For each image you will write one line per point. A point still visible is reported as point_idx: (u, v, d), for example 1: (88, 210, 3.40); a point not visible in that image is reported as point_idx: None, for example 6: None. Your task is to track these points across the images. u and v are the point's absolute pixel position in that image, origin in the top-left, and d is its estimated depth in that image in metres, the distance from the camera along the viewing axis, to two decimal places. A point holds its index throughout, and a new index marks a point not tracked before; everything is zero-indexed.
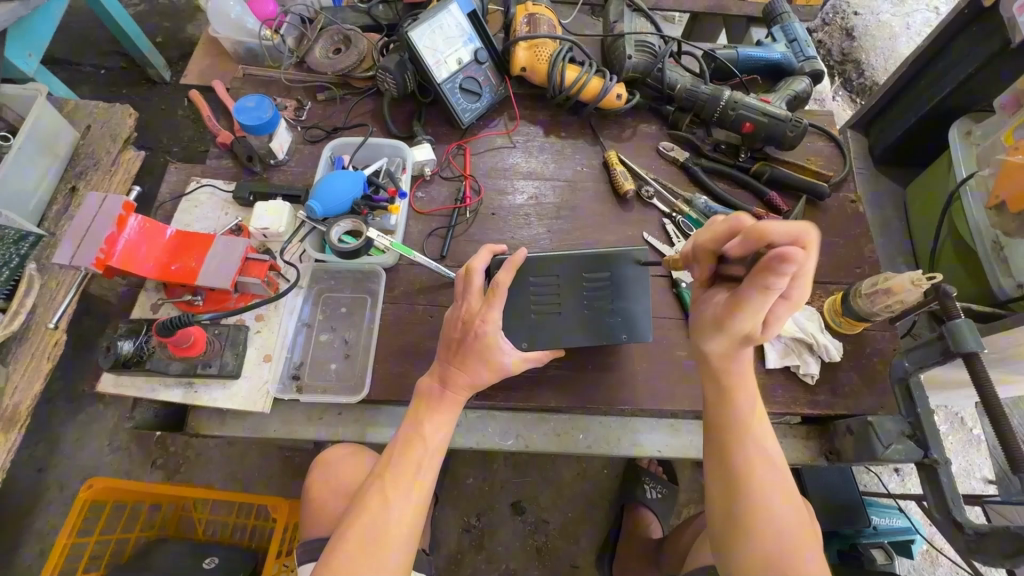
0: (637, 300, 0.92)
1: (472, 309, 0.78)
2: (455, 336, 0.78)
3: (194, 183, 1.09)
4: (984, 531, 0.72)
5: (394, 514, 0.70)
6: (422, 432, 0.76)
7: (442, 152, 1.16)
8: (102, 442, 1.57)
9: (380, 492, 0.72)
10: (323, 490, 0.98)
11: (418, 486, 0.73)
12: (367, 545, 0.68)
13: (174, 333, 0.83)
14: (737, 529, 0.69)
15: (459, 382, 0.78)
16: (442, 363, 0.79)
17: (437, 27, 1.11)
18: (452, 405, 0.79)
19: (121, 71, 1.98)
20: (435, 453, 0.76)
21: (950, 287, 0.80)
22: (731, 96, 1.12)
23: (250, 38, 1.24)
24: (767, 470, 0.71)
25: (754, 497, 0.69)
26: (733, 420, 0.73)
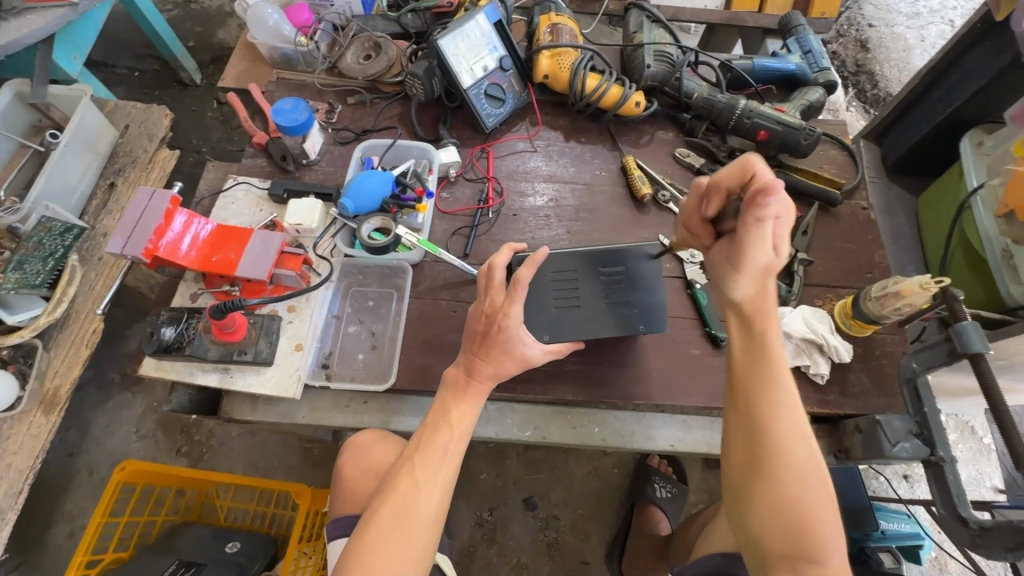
0: (650, 294, 0.97)
1: (497, 304, 0.82)
2: (482, 329, 0.83)
3: (231, 180, 1.15)
4: (988, 526, 0.74)
5: (422, 495, 0.75)
6: (450, 419, 0.80)
7: (467, 155, 1.21)
8: (130, 429, 1.63)
9: (409, 474, 0.76)
10: (354, 472, 1.00)
11: (445, 469, 0.77)
12: (397, 522, 0.72)
13: (228, 315, 0.89)
14: (760, 510, 0.68)
15: (485, 371, 0.82)
16: (468, 354, 0.83)
17: (464, 35, 1.16)
18: (479, 393, 0.82)
19: (154, 74, 2.06)
20: (462, 439, 0.80)
21: (958, 291, 0.83)
22: (746, 105, 1.16)
23: (285, 45, 1.30)
24: (796, 440, 0.68)
25: (786, 479, 0.67)
26: (768, 401, 0.70)
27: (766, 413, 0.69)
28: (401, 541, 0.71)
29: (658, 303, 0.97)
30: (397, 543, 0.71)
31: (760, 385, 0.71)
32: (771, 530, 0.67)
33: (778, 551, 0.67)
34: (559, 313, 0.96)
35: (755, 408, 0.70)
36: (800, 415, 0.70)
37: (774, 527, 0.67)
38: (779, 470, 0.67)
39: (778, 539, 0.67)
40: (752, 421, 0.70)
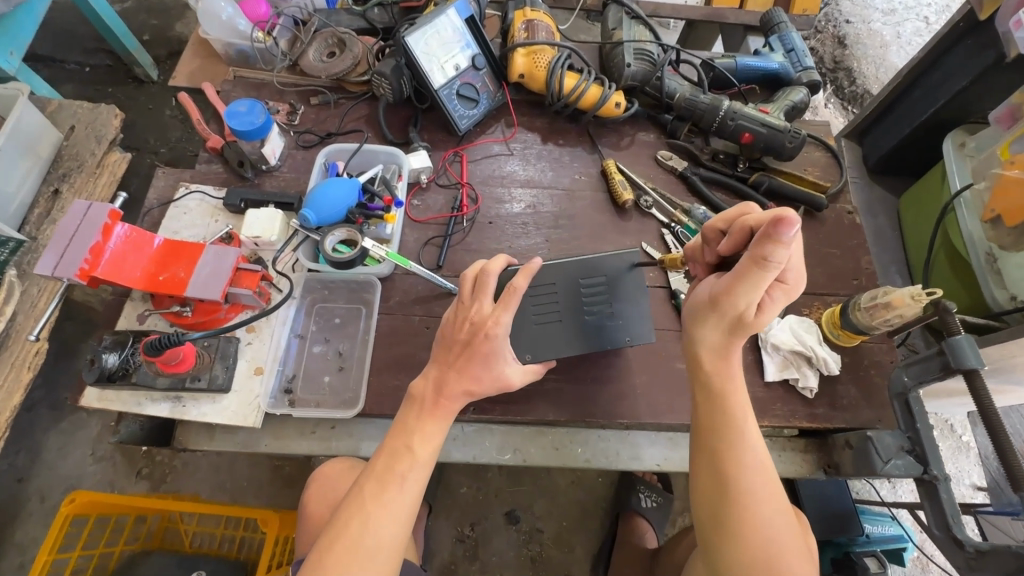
0: (636, 305, 0.93)
1: (483, 315, 0.75)
2: (462, 342, 0.76)
3: (183, 189, 1.06)
4: (983, 549, 0.72)
5: (376, 528, 0.68)
6: (411, 444, 0.73)
7: (439, 159, 1.14)
8: (85, 451, 1.53)
9: (361, 505, 0.70)
10: (318, 505, 0.96)
11: (404, 500, 0.71)
12: (348, 558, 0.66)
13: (166, 351, 0.80)
14: (727, 545, 0.67)
15: (455, 391, 0.75)
16: (441, 367, 0.76)
17: (434, 31, 1.09)
18: (445, 412, 0.75)
19: (106, 69, 1.93)
20: (425, 466, 0.73)
21: (950, 303, 0.80)
22: (730, 106, 1.11)
23: (241, 41, 1.21)
24: (757, 474, 0.69)
25: (750, 522, 0.67)
26: (727, 437, 0.71)
27: (722, 446, 0.70)
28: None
29: (642, 314, 0.93)
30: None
31: (716, 420, 0.72)
32: (734, 569, 0.66)
33: None
34: (539, 330, 0.90)
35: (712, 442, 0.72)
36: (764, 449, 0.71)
37: (740, 563, 0.66)
38: (737, 501, 0.68)
39: None
40: (718, 451, 0.70)
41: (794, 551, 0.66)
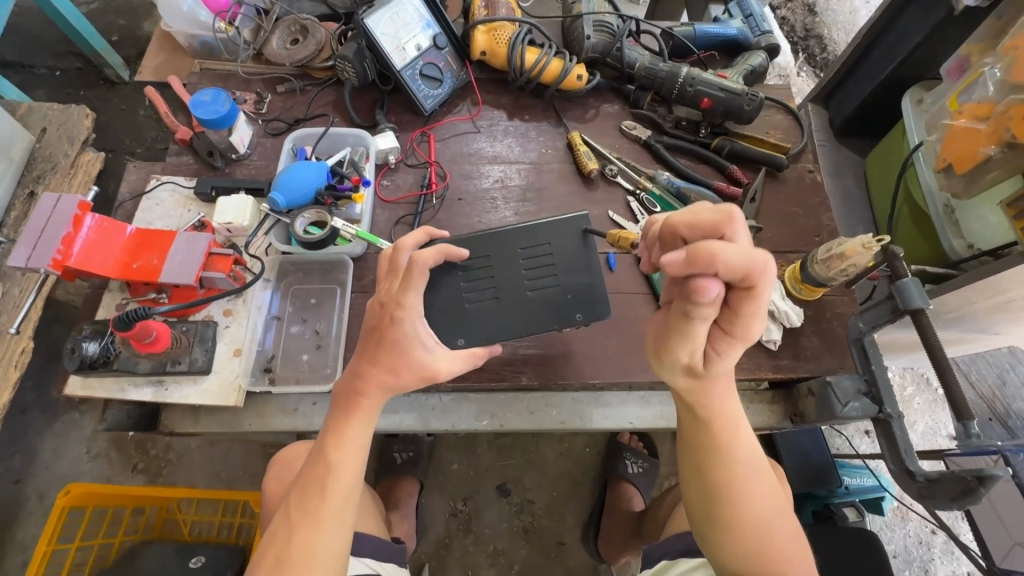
0: (595, 279, 0.92)
1: (394, 296, 0.71)
2: (373, 326, 0.72)
3: (154, 181, 1.07)
4: (932, 478, 0.75)
5: (305, 540, 0.70)
6: (328, 458, 0.73)
7: (406, 139, 1.16)
8: (81, 450, 1.55)
9: (288, 516, 0.72)
10: (276, 487, 0.97)
11: (329, 510, 0.71)
12: (284, 572, 0.68)
13: (133, 327, 0.79)
14: (722, 534, 0.73)
15: (370, 385, 0.72)
16: (361, 358, 0.73)
17: (393, 13, 1.10)
18: (360, 417, 0.73)
19: (78, 72, 1.93)
20: (348, 473, 0.73)
21: (898, 249, 0.83)
22: (689, 72, 1.13)
23: (203, 32, 1.22)
24: (747, 465, 0.73)
25: (741, 510, 0.72)
26: (714, 441, 0.74)
27: (723, 485, 0.73)
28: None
29: (598, 286, 0.92)
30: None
31: (712, 461, 0.74)
32: (729, 554, 0.73)
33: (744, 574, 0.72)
34: (471, 311, 0.89)
35: (710, 483, 0.73)
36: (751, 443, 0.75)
37: (733, 547, 0.72)
38: (737, 534, 0.72)
39: (741, 560, 0.72)
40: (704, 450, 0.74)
41: (784, 531, 0.73)
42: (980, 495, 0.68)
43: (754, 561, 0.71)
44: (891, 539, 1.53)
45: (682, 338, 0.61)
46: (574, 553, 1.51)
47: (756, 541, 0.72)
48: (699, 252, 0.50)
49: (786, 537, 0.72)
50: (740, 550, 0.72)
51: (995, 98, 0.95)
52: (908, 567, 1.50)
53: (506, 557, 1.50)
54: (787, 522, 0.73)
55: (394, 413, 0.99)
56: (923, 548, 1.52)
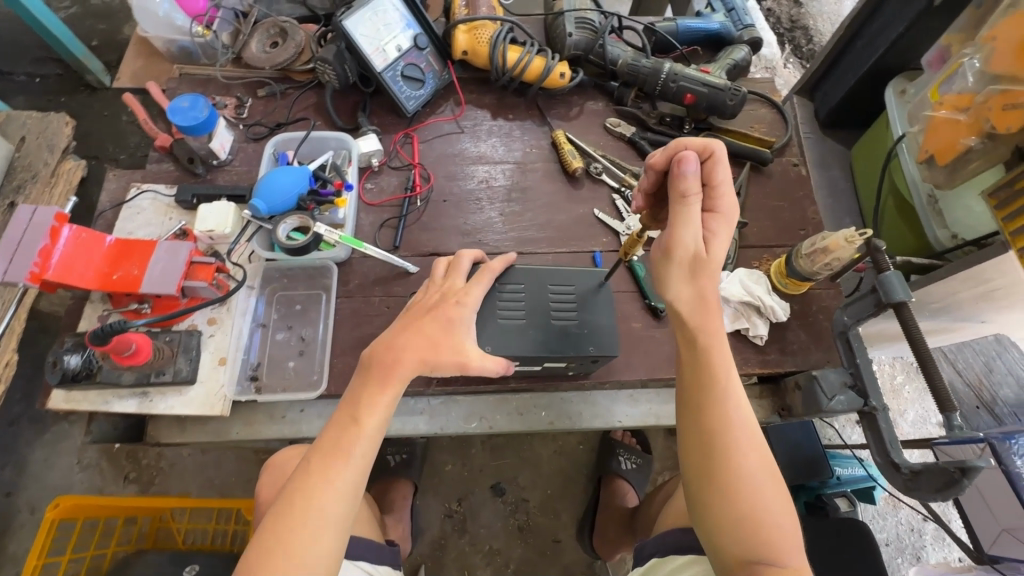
0: (601, 315, 0.92)
1: (457, 283, 0.81)
2: (428, 307, 0.78)
3: (134, 190, 1.06)
4: (917, 470, 0.76)
5: (324, 494, 0.65)
6: (358, 419, 0.69)
7: (389, 141, 1.15)
8: (71, 461, 1.54)
9: (306, 474, 0.66)
10: (270, 492, 0.93)
11: (350, 474, 0.67)
12: (303, 522, 0.64)
13: (110, 341, 0.78)
14: (715, 492, 0.68)
15: (408, 353, 0.72)
16: (403, 330, 0.76)
17: (373, 13, 1.09)
18: (393, 382, 0.71)
19: (58, 78, 1.90)
20: (373, 439, 0.69)
21: (880, 241, 0.84)
22: (671, 68, 1.13)
23: (181, 36, 1.19)
24: (742, 420, 0.70)
25: (735, 467, 0.68)
26: (710, 389, 0.71)
27: (718, 435, 0.70)
28: (294, 549, 0.62)
29: (606, 323, 0.91)
30: (288, 553, 0.62)
31: (707, 401, 0.71)
32: (721, 517, 0.67)
33: (735, 543, 0.66)
34: (506, 326, 0.87)
35: (705, 428, 0.70)
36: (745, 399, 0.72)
37: (725, 507, 0.67)
38: (728, 488, 0.67)
39: (732, 524, 0.66)
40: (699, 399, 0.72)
41: (778, 496, 0.68)
42: (963, 486, 0.69)
43: (744, 523, 0.66)
44: (883, 527, 1.54)
45: (686, 222, 0.72)
46: (570, 550, 1.52)
47: (746, 500, 0.67)
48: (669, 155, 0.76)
49: (776, 507, 0.67)
50: (733, 513, 0.67)
51: (974, 89, 0.95)
52: (900, 555, 1.52)
53: (502, 556, 1.50)
54: (781, 489, 0.68)
55: None
56: (914, 535, 1.54)
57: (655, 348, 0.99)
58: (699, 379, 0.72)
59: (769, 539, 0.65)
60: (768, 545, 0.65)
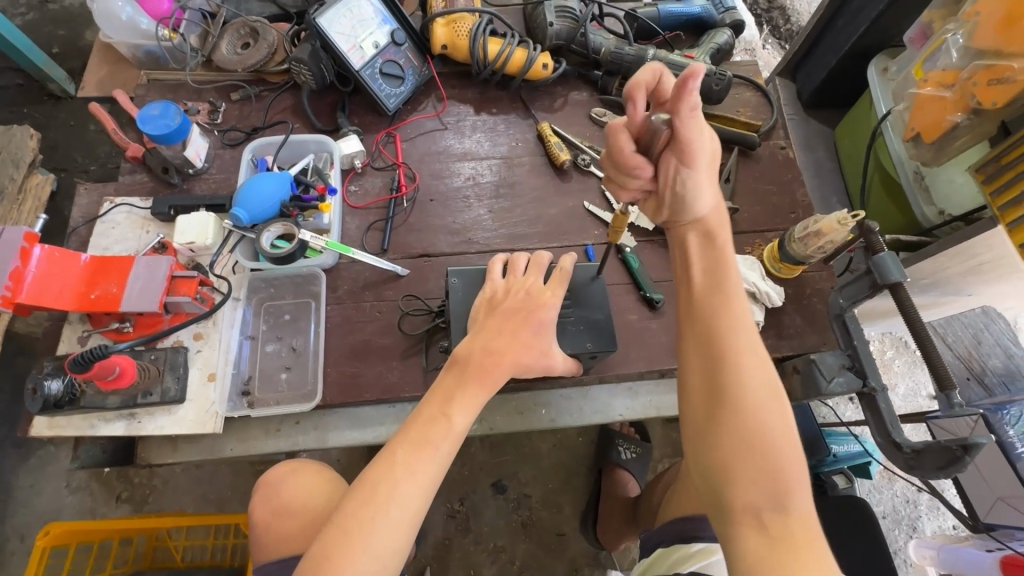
0: (599, 311, 0.90)
1: (535, 283, 0.82)
2: (512, 305, 0.79)
3: (108, 204, 1.02)
4: (919, 448, 0.76)
5: (394, 483, 0.65)
6: (450, 417, 0.70)
7: (372, 141, 1.12)
8: (60, 485, 1.49)
9: (392, 465, 0.67)
10: (265, 512, 0.87)
11: (433, 471, 0.67)
12: (363, 506, 0.64)
13: (92, 366, 0.76)
14: (725, 432, 0.65)
15: (500, 358, 0.74)
16: (488, 333, 0.76)
17: (347, 9, 1.06)
18: (488, 383, 0.73)
19: (19, 88, 1.82)
20: (464, 433, 0.70)
21: (873, 223, 0.84)
22: (655, 55, 1.11)
23: (146, 41, 1.14)
24: (758, 366, 0.68)
25: (745, 409, 0.65)
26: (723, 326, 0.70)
27: (731, 369, 0.68)
28: (368, 544, 0.62)
29: (603, 319, 0.90)
30: (365, 546, 0.62)
31: (714, 333, 0.70)
32: (729, 457, 0.64)
33: (744, 495, 0.63)
34: None
35: (714, 358, 0.69)
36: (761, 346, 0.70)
37: (736, 451, 0.64)
38: (739, 426, 0.65)
39: (744, 472, 0.63)
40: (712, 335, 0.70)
41: (792, 449, 0.64)
42: (966, 463, 0.69)
43: (753, 470, 0.63)
44: (879, 500, 1.57)
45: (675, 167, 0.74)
46: (575, 543, 1.52)
47: (757, 432, 0.64)
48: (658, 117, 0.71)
49: (790, 455, 0.63)
50: (743, 459, 0.63)
51: (959, 65, 0.94)
52: (896, 526, 1.55)
53: (507, 553, 1.50)
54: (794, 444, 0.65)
55: (381, 425, 0.97)
56: (909, 506, 1.57)
57: (652, 340, 0.98)
58: (715, 319, 0.71)
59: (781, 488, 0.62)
60: (778, 494, 0.61)
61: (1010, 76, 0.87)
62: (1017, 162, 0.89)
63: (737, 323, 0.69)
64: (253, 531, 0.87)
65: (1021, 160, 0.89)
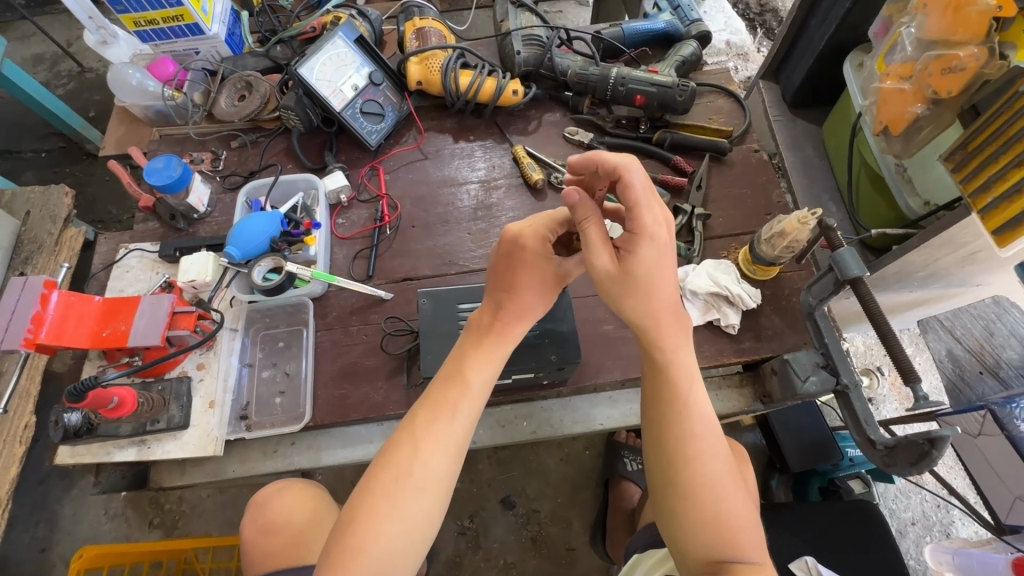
0: (566, 322, 0.93)
1: (521, 228, 0.77)
2: (501, 258, 0.78)
3: (122, 250, 1.12)
4: (892, 445, 0.75)
5: (426, 457, 0.68)
6: (464, 377, 0.73)
7: (357, 176, 1.20)
8: (99, 512, 1.58)
9: (400, 438, 0.70)
10: (251, 529, 0.95)
11: (457, 431, 0.70)
12: (393, 485, 0.66)
13: (86, 398, 0.82)
14: (681, 503, 0.69)
15: (511, 315, 0.76)
16: (495, 289, 0.78)
17: (327, 57, 1.15)
18: (500, 338, 0.76)
19: (62, 150, 2.02)
20: (482, 390, 0.74)
21: (831, 220, 0.85)
22: (619, 72, 1.15)
23: (155, 101, 1.27)
24: (708, 435, 0.71)
25: (699, 480, 0.69)
26: (670, 398, 0.71)
27: (679, 445, 0.70)
28: (395, 511, 0.65)
29: (571, 331, 0.93)
30: (392, 512, 0.65)
31: (667, 420, 0.71)
32: (687, 527, 0.69)
33: (700, 552, 0.69)
34: None
35: (667, 442, 0.71)
36: (708, 405, 0.73)
37: (692, 520, 0.69)
38: (693, 492, 0.69)
39: (699, 536, 0.68)
40: (663, 412, 0.72)
41: (738, 498, 0.70)
42: (933, 458, 0.68)
43: (708, 531, 0.68)
44: (906, 506, 1.50)
45: (596, 250, 0.70)
46: (585, 558, 1.51)
47: (713, 506, 0.68)
48: (585, 160, 0.71)
49: (739, 507, 0.69)
50: (701, 522, 0.68)
51: (914, 57, 0.95)
52: (927, 533, 1.47)
53: (517, 569, 1.50)
54: (739, 491, 0.70)
55: (371, 443, 1.01)
56: (941, 511, 1.48)
57: (628, 348, 1.00)
58: (662, 396, 0.72)
59: (729, 538, 0.68)
60: (727, 545, 0.68)
61: (959, 65, 0.87)
62: (983, 147, 0.87)
63: (680, 392, 0.70)
64: (243, 547, 0.95)
65: (986, 145, 0.86)
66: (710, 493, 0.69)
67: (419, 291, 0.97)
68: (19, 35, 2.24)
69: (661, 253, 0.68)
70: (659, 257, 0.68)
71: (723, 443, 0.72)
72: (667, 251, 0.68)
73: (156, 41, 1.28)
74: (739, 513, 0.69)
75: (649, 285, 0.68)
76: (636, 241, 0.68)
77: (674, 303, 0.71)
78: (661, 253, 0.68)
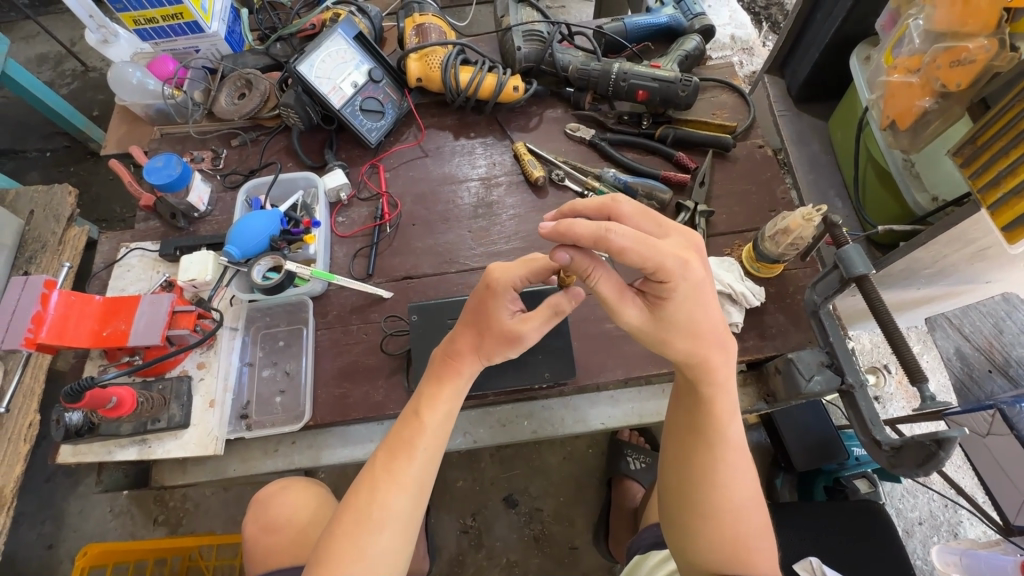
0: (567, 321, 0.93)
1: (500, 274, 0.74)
2: (475, 298, 0.76)
3: (124, 249, 1.12)
4: (898, 445, 0.74)
5: (383, 497, 0.68)
6: (421, 417, 0.73)
7: (357, 173, 1.20)
8: (104, 510, 1.59)
9: (371, 474, 0.71)
10: (254, 526, 0.96)
11: (414, 471, 0.70)
12: (356, 528, 0.67)
13: (84, 397, 0.82)
14: (701, 524, 0.73)
15: (465, 351, 0.75)
16: (460, 326, 0.77)
17: (326, 54, 1.14)
18: (455, 378, 0.75)
19: (66, 150, 2.03)
20: (438, 428, 0.73)
21: (836, 217, 0.83)
22: (621, 67, 1.14)
23: (155, 100, 1.26)
24: (736, 464, 0.72)
25: (723, 504, 0.72)
26: (707, 429, 0.72)
27: (707, 472, 0.72)
28: (367, 551, 0.66)
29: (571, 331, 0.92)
30: (358, 552, 0.66)
31: (699, 449, 0.72)
32: (703, 545, 0.72)
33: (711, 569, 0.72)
34: None
35: (696, 469, 0.73)
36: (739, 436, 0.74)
37: (711, 540, 0.72)
38: (715, 515, 0.72)
39: (714, 554, 0.72)
40: (698, 441, 0.73)
41: (755, 523, 0.73)
42: (941, 460, 0.66)
43: (723, 550, 0.71)
44: (913, 506, 1.48)
45: (620, 304, 0.66)
46: (588, 557, 1.50)
47: (731, 529, 0.71)
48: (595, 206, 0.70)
49: (755, 530, 0.72)
50: (718, 544, 0.72)
51: (922, 50, 0.93)
52: (934, 533, 1.45)
53: (520, 567, 1.50)
54: (758, 516, 0.73)
55: (372, 442, 1.01)
56: (949, 511, 1.46)
57: (631, 348, 0.99)
58: (697, 425, 0.73)
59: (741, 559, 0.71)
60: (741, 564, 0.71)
61: (968, 57, 0.86)
62: (993, 142, 0.84)
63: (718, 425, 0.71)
64: (246, 544, 0.96)
65: (996, 140, 0.84)
66: (732, 519, 0.72)
67: (411, 303, 0.98)
68: (23, 35, 2.25)
69: (695, 291, 0.65)
70: (695, 295, 0.65)
71: (749, 471, 0.74)
72: (701, 287, 0.65)
73: (155, 39, 1.28)
74: (753, 535, 0.72)
75: (692, 323, 0.67)
76: (670, 288, 0.64)
77: (720, 332, 0.69)
78: (696, 292, 0.66)
